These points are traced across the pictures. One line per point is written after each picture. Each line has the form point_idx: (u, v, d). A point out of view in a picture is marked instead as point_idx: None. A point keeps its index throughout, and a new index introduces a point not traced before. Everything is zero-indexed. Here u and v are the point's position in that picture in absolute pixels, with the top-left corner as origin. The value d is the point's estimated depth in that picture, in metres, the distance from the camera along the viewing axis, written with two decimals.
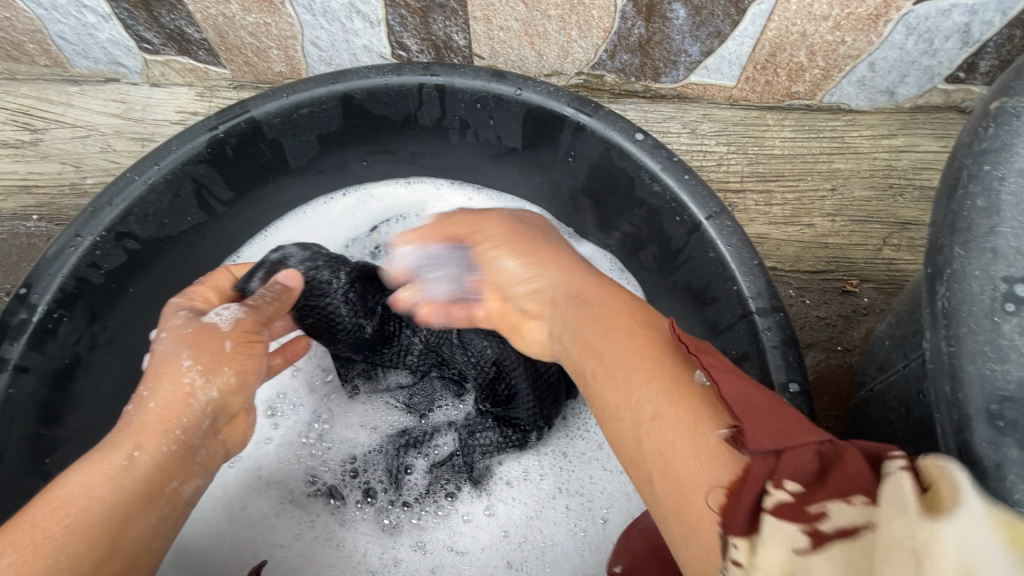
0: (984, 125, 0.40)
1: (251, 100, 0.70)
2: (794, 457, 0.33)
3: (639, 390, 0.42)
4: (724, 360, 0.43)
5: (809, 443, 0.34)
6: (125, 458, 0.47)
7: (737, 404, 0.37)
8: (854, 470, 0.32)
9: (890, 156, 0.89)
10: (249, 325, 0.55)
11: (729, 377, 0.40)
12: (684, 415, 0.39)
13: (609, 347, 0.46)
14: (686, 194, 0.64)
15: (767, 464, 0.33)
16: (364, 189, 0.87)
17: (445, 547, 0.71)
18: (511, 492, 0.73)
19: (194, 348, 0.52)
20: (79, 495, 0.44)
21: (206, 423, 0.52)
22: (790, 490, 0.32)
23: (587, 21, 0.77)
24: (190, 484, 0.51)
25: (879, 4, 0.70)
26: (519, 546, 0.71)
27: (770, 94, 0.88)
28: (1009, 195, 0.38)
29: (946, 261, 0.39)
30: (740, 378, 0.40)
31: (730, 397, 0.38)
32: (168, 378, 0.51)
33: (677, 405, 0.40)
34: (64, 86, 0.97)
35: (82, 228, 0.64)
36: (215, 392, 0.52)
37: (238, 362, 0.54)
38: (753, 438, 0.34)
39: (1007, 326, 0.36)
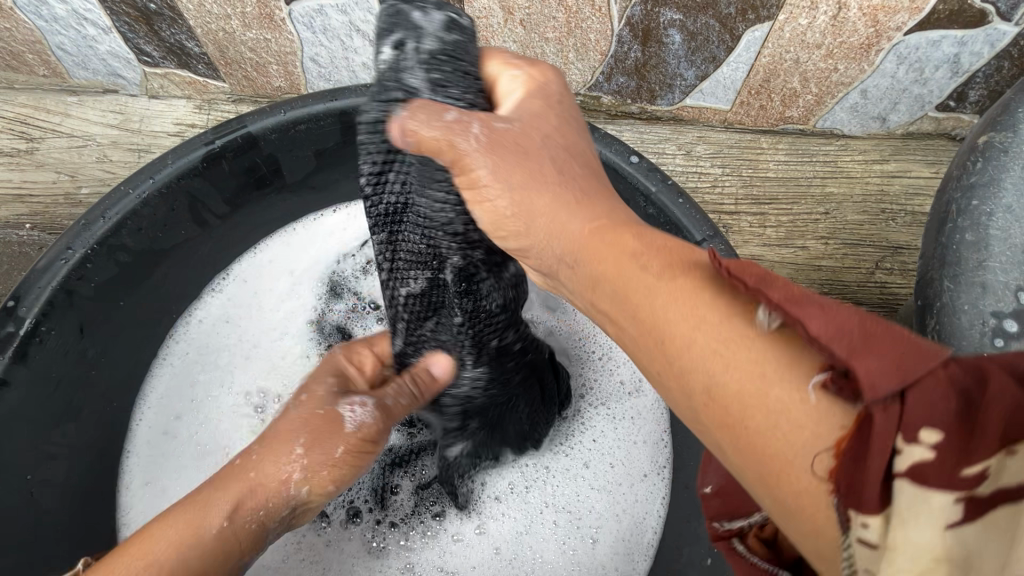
0: (974, 160, 0.41)
1: (249, 116, 0.69)
2: (936, 402, 0.25)
3: (689, 345, 0.32)
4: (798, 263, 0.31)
5: (941, 379, 0.25)
6: (217, 528, 0.47)
7: (835, 344, 0.27)
8: (1008, 403, 0.24)
9: (882, 181, 0.90)
10: (367, 432, 0.53)
11: (815, 305, 0.28)
12: (763, 365, 0.30)
13: (655, 287, 0.34)
14: (681, 217, 0.64)
15: (893, 417, 0.25)
16: (354, 205, 0.86)
17: (436, 567, 0.71)
18: (499, 509, 0.72)
19: (312, 435, 0.51)
20: (170, 552, 0.45)
21: (285, 512, 0.51)
22: (931, 444, 0.24)
23: (584, 44, 0.78)
24: (258, 557, 0.51)
25: (871, 34, 0.72)
26: (509, 563, 0.71)
27: (764, 118, 0.89)
28: (997, 230, 0.38)
29: (935, 294, 0.39)
30: (826, 298, 0.28)
31: (823, 335, 0.27)
32: (273, 457, 0.50)
33: (746, 358, 0.30)
34: (62, 96, 0.97)
35: (74, 240, 0.63)
36: (303, 491, 0.51)
37: (337, 470, 0.52)
38: (869, 387, 0.25)
39: None
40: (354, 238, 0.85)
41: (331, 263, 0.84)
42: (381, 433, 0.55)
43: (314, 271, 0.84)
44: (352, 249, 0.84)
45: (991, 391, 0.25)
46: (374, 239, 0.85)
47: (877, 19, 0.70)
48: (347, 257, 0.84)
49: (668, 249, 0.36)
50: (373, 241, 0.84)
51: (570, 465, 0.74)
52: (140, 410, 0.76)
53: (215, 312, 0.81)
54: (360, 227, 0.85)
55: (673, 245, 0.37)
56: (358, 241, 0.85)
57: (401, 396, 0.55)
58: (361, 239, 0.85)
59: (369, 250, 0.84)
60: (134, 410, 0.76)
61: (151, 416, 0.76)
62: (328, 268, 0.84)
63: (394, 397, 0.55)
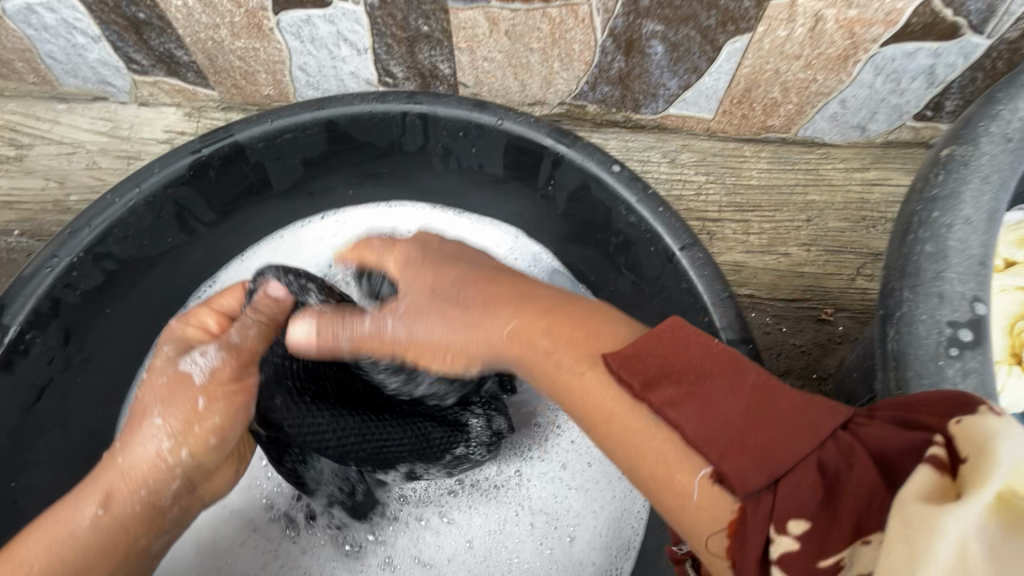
0: (936, 173, 0.42)
1: (236, 125, 0.70)
2: (788, 495, 0.35)
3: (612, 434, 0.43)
4: (691, 360, 0.41)
5: (799, 472, 0.36)
6: (91, 517, 0.52)
7: (706, 445, 0.38)
8: (856, 489, 0.34)
9: (863, 189, 0.91)
10: (223, 376, 0.56)
11: (689, 411, 0.39)
12: (667, 453, 0.40)
13: (580, 382, 0.45)
14: (661, 225, 0.65)
15: (762, 508, 0.36)
16: (342, 212, 0.87)
17: (412, 558, 0.72)
18: (470, 502, 0.73)
19: (165, 406, 0.55)
20: (41, 551, 0.50)
21: (173, 486, 0.56)
22: (795, 534, 0.34)
23: (568, 54, 0.80)
24: (158, 540, 0.57)
25: (848, 45, 0.73)
26: (484, 561, 0.71)
27: (747, 127, 0.90)
28: (955, 242, 0.39)
29: (896, 304, 0.39)
30: (704, 400, 0.39)
31: (698, 438, 0.38)
32: (141, 436, 0.55)
33: (651, 450, 0.41)
34: (51, 103, 0.98)
35: (60, 248, 0.64)
36: (183, 455, 0.56)
37: (209, 424, 0.56)
38: (740, 483, 0.36)
39: (952, 369, 0.36)
40: (346, 241, 0.86)
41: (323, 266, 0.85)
42: (248, 373, 0.58)
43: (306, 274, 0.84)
44: None
45: (840, 482, 0.35)
46: None
47: (854, 31, 0.71)
48: None
49: (580, 337, 0.47)
50: None
51: (547, 468, 0.75)
52: (123, 418, 0.76)
53: None
54: (350, 233, 0.87)
55: (592, 334, 0.47)
56: (350, 246, 0.86)
57: (248, 329, 0.57)
58: (353, 244, 0.86)
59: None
60: (117, 417, 0.76)
61: None
62: (319, 269, 0.84)
63: (241, 335, 0.57)
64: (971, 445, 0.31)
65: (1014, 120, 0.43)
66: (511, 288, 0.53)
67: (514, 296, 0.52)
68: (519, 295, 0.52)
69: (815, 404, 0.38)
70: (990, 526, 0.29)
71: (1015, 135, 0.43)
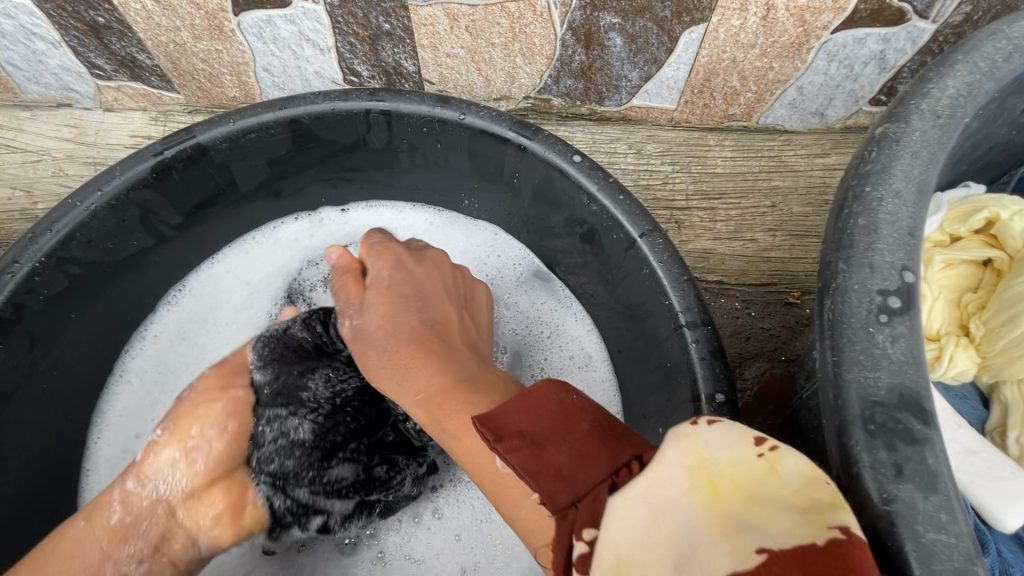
0: (870, 149, 0.44)
1: (197, 126, 0.71)
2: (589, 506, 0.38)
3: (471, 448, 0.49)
4: (538, 412, 0.43)
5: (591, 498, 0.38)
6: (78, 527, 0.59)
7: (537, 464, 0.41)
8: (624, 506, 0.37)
9: (825, 174, 0.93)
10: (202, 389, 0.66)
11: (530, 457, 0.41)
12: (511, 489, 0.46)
13: (460, 427, 0.49)
14: (621, 213, 0.66)
15: (568, 523, 0.38)
16: (318, 213, 0.88)
17: (401, 555, 0.71)
18: (458, 495, 0.74)
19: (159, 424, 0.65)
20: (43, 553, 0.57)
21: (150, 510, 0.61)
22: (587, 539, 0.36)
23: (530, 48, 0.81)
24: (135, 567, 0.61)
25: (800, 33, 0.75)
26: (472, 551, 0.71)
27: (709, 117, 0.92)
28: (885, 215, 0.40)
29: (831, 276, 0.40)
30: (534, 405, 0.44)
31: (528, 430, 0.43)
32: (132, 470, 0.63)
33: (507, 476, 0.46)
34: (15, 111, 0.97)
35: (21, 254, 0.64)
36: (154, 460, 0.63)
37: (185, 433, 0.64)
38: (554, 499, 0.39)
39: (880, 336, 0.36)
40: (322, 244, 0.87)
41: (295, 270, 0.85)
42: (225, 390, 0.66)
43: (276, 281, 0.85)
44: (319, 255, 0.86)
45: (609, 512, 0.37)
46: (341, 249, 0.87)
47: (804, 19, 0.73)
48: (312, 263, 0.86)
49: (463, 425, 0.49)
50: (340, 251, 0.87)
51: None
52: (97, 428, 0.76)
53: (169, 327, 0.81)
54: (328, 233, 0.87)
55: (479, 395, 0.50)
56: (327, 246, 0.87)
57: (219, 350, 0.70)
58: (330, 245, 0.87)
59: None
60: (93, 425, 0.76)
61: (109, 434, 0.76)
62: (290, 273, 0.85)
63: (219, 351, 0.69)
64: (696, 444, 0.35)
65: (943, 97, 0.45)
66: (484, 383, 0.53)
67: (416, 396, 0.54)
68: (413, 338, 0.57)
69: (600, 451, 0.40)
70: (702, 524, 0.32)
71: (943, 111, 0.45)
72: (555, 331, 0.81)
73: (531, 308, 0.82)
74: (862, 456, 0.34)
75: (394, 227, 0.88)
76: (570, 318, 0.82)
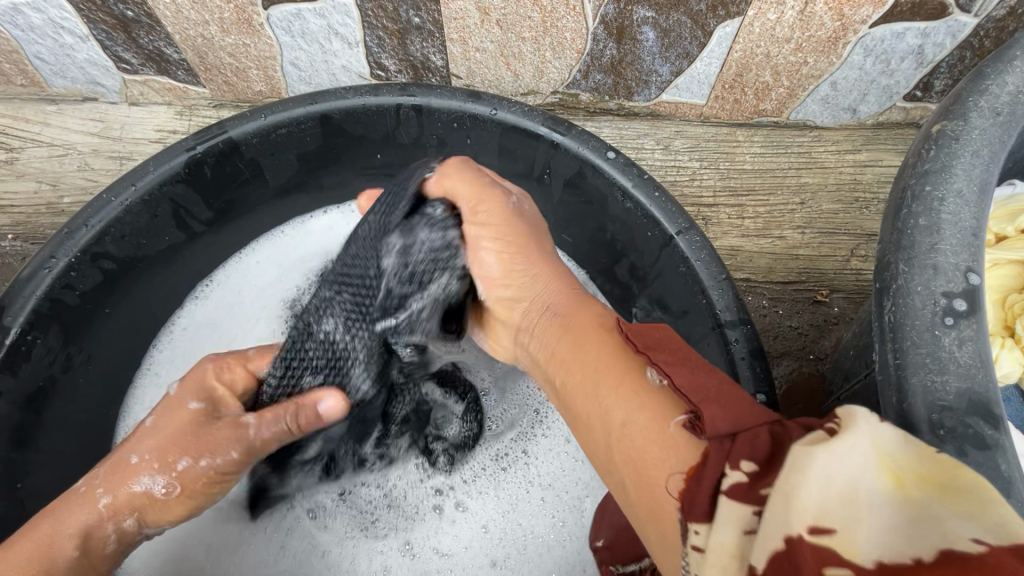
0: (927, 147, 0.43)
1: (228, 121, 0.70)
2: (748, 440, 0.35)
3: (607, 394, 0.43)
4: (677, 346, 0.44)
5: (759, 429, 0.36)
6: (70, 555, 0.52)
7: (691, 391, 0.39)
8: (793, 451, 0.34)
9: (855, 170, 0.92)
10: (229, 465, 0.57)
11: (680, 367, 0.41)
12: (646, 408, 0.40)
13: (598, 340, 0.47)
14: (657, 210, 0.66)
15: (723, 448, 0.35)
16: (351, 206, 0.87)
17: (431, 549, 0.72)
18: (481, 488, 0.74)
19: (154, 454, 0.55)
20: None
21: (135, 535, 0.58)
22: (746, 470, 0.33)
23: (560, 43, 0.80)
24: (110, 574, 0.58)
25: (837, 27, 0.74)
26: (500, 542, 0.72)
27: (739, 112, 0.91)
28: (948, 215, 0.39)
29: (891, 277, 0.39)
30: (691, 364, 0.41)
31: (684, 385, 0.39)
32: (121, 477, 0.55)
33: (645, 410, 0.40)
34: (41, 105, 0.97)
35: (57, 249, 0.64)
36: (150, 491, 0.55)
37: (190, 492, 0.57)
38: (711, 425, 0.36)
39: (947, 339, 0.36)
40: None
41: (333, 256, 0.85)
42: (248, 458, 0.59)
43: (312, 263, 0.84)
44: None
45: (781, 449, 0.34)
46: None
47: (843, 13, 0.71)
48: None
49: (606, 367, 0.44)
50: None
51: (552, 444, 0.76)
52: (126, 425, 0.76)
53: (198, 318, 0.81)
54: None
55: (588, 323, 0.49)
56: None
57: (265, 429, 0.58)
58: None
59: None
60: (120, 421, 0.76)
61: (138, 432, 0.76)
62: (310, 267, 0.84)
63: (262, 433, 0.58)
64: (846, 422, 0.34)
65: (1003, 94, 0.44)
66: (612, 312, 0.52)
67: (535, 329, 0.54)
68: (559, 294, 0.54)
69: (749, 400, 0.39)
70: (891, 500, 0.30)
71: (1003, 108, 0.44)
72: None
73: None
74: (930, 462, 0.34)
75: None
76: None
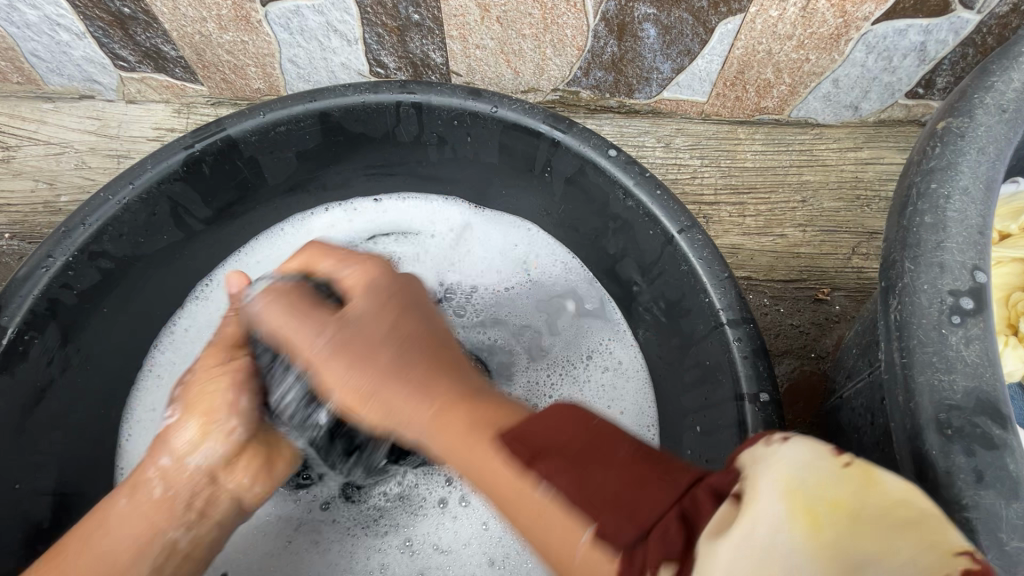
0: (932, 145, 0.43)
1: (227, 119, 0.70)
2: (658, 534, 0.35)
3: (511, 508, 0.41)
4: (568, 432, 0.41)
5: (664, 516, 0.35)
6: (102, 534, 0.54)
7: (580, 490, 0.39)
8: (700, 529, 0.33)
9: (857, 168, 0.91)
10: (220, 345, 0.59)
11: (560, 460, 0.40)
12: (552, 517, 0.39)
13: (473, 440, 0.43)
14: (658, 208, 0.65)
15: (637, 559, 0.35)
16: (353, 203, 0.86)
17: (431, 546, 0.71)
18: None
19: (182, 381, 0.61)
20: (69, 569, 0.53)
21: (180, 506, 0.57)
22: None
23: (560, 40, 0.79)
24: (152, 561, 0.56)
25: (840, 24, 0.73)
26: (499, 541, 0.71)
27: (740, 110, 0.90)
28: (954, 213, 0.39)
29: (897, 275, 0.39)
30: (557, 438, 0.41)
31: (572, 482, 0.39)
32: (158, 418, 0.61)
33: (547, 517, 0.39)
34: (37, 103, 0.97)
35: (55, 248, 0.63)
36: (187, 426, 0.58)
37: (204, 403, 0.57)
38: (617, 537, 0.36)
39: (954, 337, 0.36)
40: (363, 230, 0.86)
41: None
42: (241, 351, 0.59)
43: None
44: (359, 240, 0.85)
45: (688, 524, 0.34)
46: (383, 236, 0.86)
47: (845, 10, 0.71)
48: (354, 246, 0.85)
49: (485, 472, 0.42)
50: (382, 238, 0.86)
51: None
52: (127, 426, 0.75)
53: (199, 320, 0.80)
54: (366, 220, 0.86)
55: (476, 417, 0.44)
56: (366, 233, 0.86)
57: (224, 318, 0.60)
58: (369, 232, 0.86)
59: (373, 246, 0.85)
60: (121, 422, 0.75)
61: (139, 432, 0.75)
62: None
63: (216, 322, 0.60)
64: (751, 476, 0.33)
65: (1009, 91, 0.44)
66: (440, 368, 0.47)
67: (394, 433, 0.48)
68: (411, 366, 0.46)
69: (649, 484, 0.38)
70: (812, 558, 0.28)
71: (1009, 105, 0.43)
72: (581, 330, 0.80)
73: (569, 322, 0.81)
74: (938, 462, 0.34)
75: (425, 221, 0.87)
76: (604, 327, 0.80)
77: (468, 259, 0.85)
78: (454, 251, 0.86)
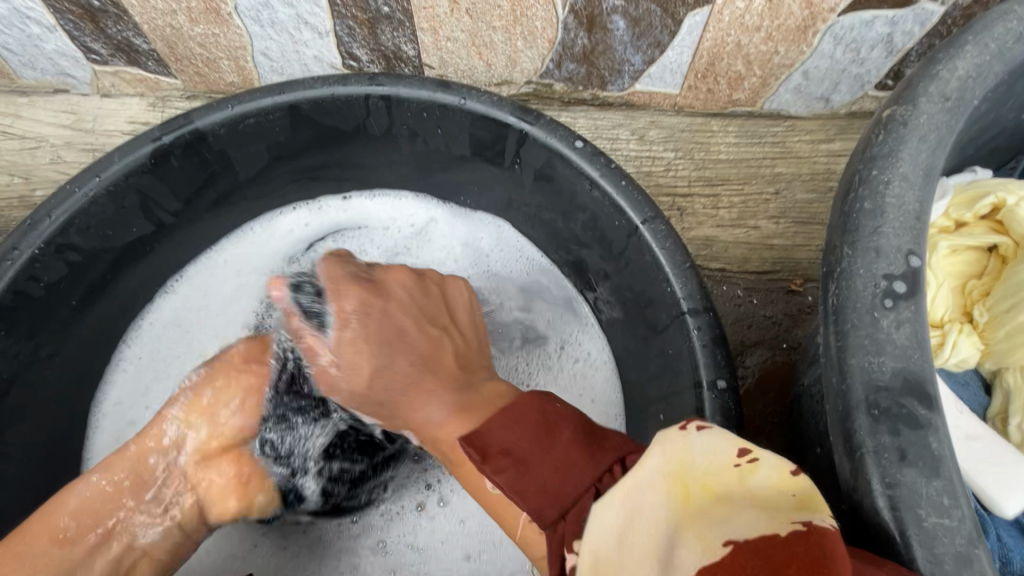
0: (877, 132, 0.43)
1: (195, 112, 0.70)
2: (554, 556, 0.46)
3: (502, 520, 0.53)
4: (519, 436, 0.52)
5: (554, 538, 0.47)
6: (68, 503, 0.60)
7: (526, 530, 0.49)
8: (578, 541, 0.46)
9: (830, 160, 0.92)
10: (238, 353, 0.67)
11: (514, 451, 0.52)
12: None
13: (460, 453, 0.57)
14: (623, 200, 0.66)
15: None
16: (319, 202, 0.87)
17: (406, 544, 0.72)
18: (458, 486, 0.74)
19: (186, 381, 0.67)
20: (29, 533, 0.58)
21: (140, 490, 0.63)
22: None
23: (531, 32, 0.80)
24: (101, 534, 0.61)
25: (806, 16, 0.74)
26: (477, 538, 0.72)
27: (713, 102, 0.91)
28: (893, 198, 0.40)
29: (836, 261, 0.39)
30: (517, 430, 0.53)
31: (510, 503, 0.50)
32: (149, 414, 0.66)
33: None
34: (12, 97, 0.96)
35: (20, 241, 0.64)
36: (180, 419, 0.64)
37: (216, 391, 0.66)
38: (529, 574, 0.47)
39: (885, 321, 0.36)
40: (320, 233, 0.86)
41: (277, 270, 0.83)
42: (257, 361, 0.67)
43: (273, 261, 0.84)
44: (298, 253, 0.84)
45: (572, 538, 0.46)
46: (319, 244, 0.84)
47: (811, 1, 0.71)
48: (294, 262, 0.84)
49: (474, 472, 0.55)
50: (319, 244, 0.84)
51: None
52: (96, 418, 0.76)
53: (168, 317, 0.81)
54: (324, 221, 0.86)
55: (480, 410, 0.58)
56: (322, 234, 0.86)
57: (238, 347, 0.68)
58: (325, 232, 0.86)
59: (311, 254, 0.84)
60: (92, 415, 0.76)
61: (110, 423, 0.76)
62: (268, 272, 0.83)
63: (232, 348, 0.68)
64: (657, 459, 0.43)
65: (953, 79, 0.44)
66: (435, 362, 0.62)
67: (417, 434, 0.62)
68: (405, 372, 0.61)
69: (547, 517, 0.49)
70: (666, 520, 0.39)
71: (952, 93, 0.44)
72: (545, 328, 0.81)
73: (529, 321, 0.82)
74: (865, 442, 0.35)
75: (392, 217, 0.87)
76: (571, 321, 0.81)
77: (426, 247, 0.86)
78: (412, 242, 0.86)
